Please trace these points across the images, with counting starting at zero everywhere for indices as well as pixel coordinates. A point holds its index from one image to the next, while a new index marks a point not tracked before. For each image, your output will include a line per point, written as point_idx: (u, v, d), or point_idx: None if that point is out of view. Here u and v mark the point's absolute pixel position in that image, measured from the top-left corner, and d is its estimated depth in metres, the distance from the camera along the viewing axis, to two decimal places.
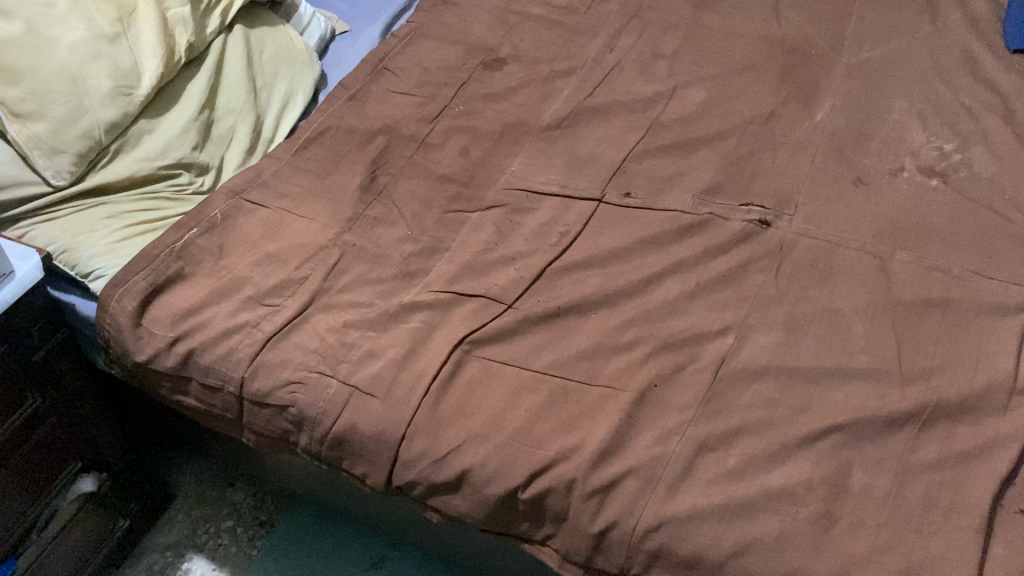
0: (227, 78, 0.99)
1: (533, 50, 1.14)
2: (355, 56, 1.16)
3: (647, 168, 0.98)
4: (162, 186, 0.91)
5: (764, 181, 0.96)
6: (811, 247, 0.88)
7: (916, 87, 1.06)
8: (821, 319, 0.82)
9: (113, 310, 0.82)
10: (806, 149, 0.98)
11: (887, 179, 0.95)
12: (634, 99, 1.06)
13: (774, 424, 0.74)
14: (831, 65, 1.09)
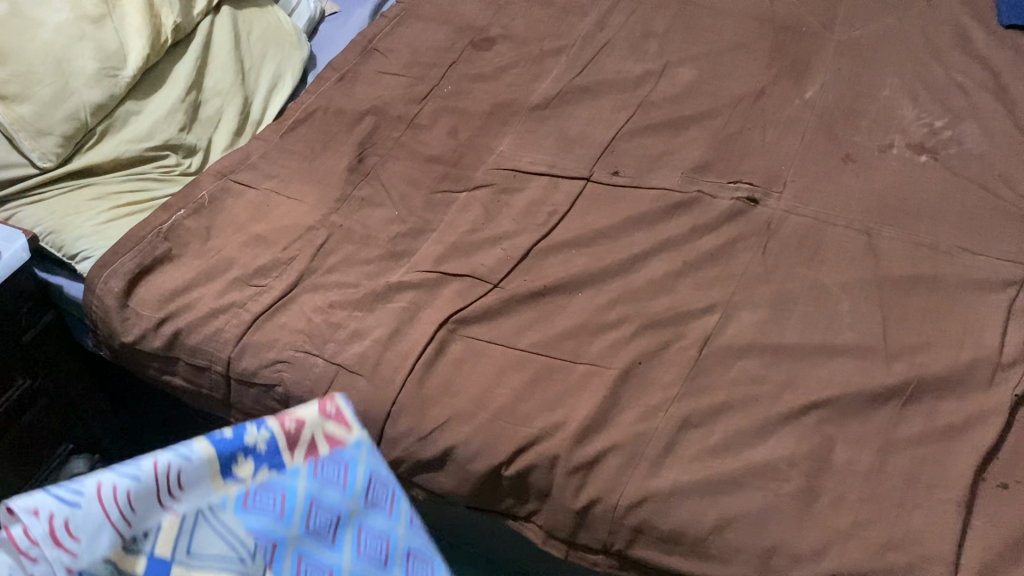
0: (215, 59, 0.99)
1: (523, 29, 1.13)
2: (345, 37, 1.15)
3: (636, 147, 0.98)
4: (149, 167, 0.91)
5: (754, 159, 0.95)
6: (799, 224, 0.88)
7: (908, 64, 1.05)
8: (808, 297, 0.82)
9: (100, 291, 0.82)
10: (795, 127, 0.98)
11: (877, 155, 0.94)
12: (624, 77, 1.05)
13: (759, 401, 0.74)
14: (823, 43, 1.08)
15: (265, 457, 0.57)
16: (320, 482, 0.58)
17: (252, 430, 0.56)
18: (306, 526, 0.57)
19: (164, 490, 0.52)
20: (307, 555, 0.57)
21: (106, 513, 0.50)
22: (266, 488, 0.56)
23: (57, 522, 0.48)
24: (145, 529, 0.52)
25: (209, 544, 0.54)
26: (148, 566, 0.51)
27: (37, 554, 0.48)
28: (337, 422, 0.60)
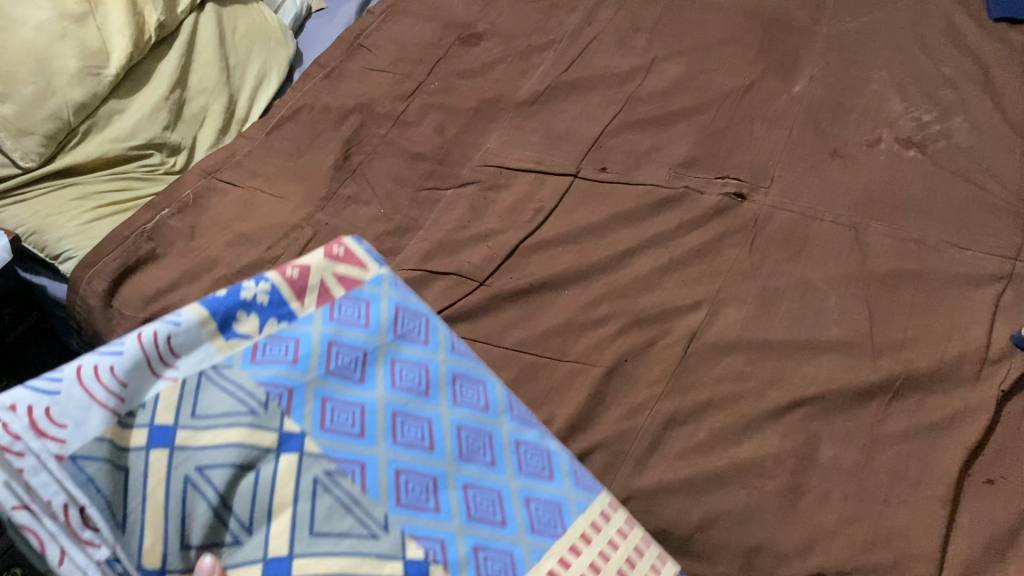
0: (200, 57, 0.98)
1: (510, 24, 1.12)
2: (331, 33, 1.15)
3: (623, 143, 0.97)
4: (133, 166, 0.90)
5: (741, 154, 0.95)
6: (785, 220, 0.88)
7: (897, 58, 1.05)
8: (795, 293, 0.81)
9: (84, 292, 0.81)
10: (783, 122, 0.97)
11: (864, 150, 0.94)
12: (611, 72, 1.05)
13: (744, 398, 0.74)
14: (811, 37, 1.08)
15: (270, 310, 0.65)
16: (336, 324, 0.67)
17: (250, 287, 0.64)
18: (327, 367, 0.64)
19: (152, 358, 0.56)
20: (335, 393, 0.63)
21: (90, 394, 0.52)
22: (279, 338, 0.64)
23: (37, 412, 0.51)
24: (139, 402, 0.55)
25: (214, 399, 0.57)
26: (151, 433, 0.54)
27: (21, 448, 0.49)
28: (348, 263, 0.71)
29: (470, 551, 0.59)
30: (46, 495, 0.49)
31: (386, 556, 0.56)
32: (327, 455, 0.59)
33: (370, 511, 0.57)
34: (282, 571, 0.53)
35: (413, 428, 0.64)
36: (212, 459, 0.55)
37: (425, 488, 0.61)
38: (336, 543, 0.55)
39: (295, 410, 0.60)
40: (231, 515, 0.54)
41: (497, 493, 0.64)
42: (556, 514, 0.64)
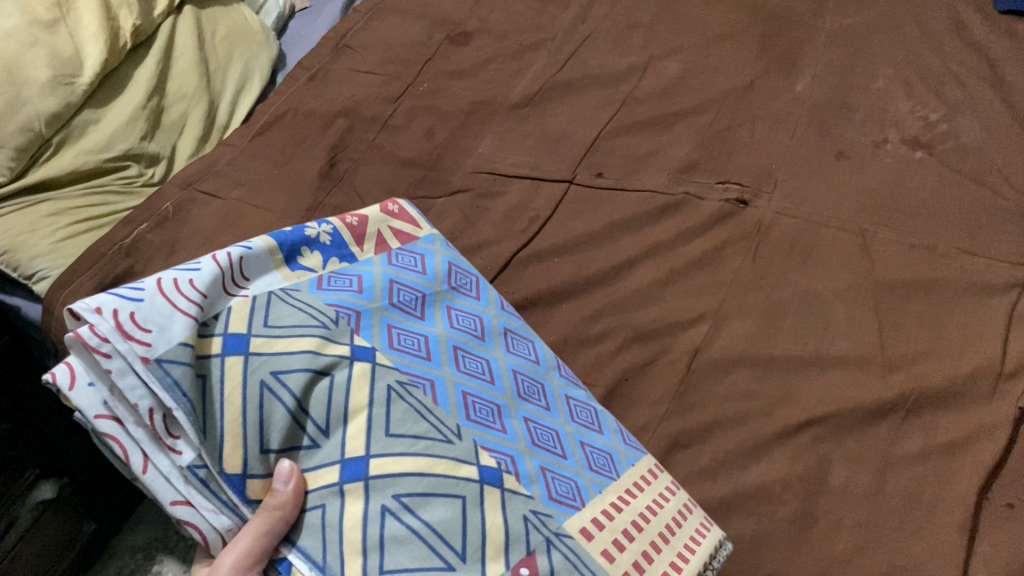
0: (178, 61, 0.94)
1: (502, 21, 1.08)
2: (316, 33, 1.10)
3: (620, 146, 0.94)
4: (110, 179, 0.86)
5: (743, 157, 0.91)
6: (790, 227, 0.84)
7: (902, 54, 1.01)
8: (801, 304, 0.78)
9: (59, 313, 0.77)
10: (785, 123, 0.94)
11: (870, 151, 0.91)
12: (607, 72, 1.01)
13: (751, 417, 0.71)
14: (813, 32, 1.05)
15: (331, 250, 0.71)
16: (396, 269, 0.71)
17: (314, 228, 0.70)
18: (390, 300, 0.67)
19: (226, 278, 0.62)
20: (399, 322, 0.66)
21: (172, 303, 0.57)
22: (342, 275, 0.68)
23: (123, 316, 0.54)
24: (217, 313, 0.59)
25: (286, 315, 0.61)
26: (227, 343, 0.58)
27: (109, 349, 0.54)
28: (400, 220, 0.77)
29: (539, 471, 0.62)
30: (134, 399, 0.54)
31: (461, 460, 0.58)
32: (397, 369, 0.62)
33: (442, 420, 0.60)
34: (359, 472, 0.56)
35: (474, 363, 0.67)
36: (287, 366, 0.58)
37: (491, 412, 0.64)
38: (412, 445, 0.57)
39: (364, 330, 0.64)
40: (307, 418, 0.57)
41: (555, 431, 0.66)
42: (610, 459, 0.65)
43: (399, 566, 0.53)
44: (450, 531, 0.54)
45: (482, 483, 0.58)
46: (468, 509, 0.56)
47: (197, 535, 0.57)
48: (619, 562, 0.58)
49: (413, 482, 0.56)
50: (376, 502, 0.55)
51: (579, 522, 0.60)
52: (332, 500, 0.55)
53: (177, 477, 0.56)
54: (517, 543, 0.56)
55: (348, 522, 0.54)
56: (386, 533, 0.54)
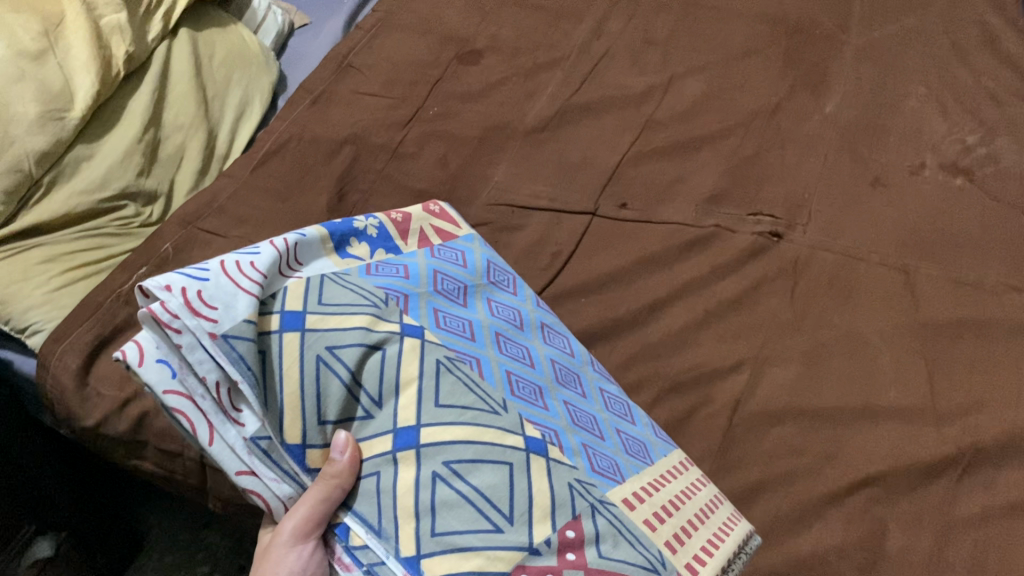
0: (175, 89, 0.88)
1: (513, 38, 1.03)
2: (317, 52, 1.04)
3: (644, 174, 0.89)
4: (106, 220, 0.81)
5: (774, 185, 0.87)
6: (827, 262, 0.80)
7: (933, 70, 0.97)
8: (845, 349, 0.74)
9: (55, 368, 0.72)
10: (816, 147, 0.90)
11: (908, 178, 0.86)
12: (626, 93, 0.96)
13: (800, 477, 0.67)
14: (839, 47, 1.00)
15: (378, 242, 0.66)
16: (439, 259, 0.66)
17: (360, 220, 0.65)
18: (434, 286, 0.63)
19: (283, 261, 0.57)
20: (444, 306, 0.62)
21: (236, 283, 0.53)
22: (388, 264, 0.63)
23: (191, 293, 0.50)
24: (274, 292, 0.55)
25: (339, 294, 0.57)
26: (284, 318, 0.54)
27: (180, 325, 0.50)
28: (443, 218, 0.72)
29: (582, 446, 0.58)
30: (202, 372, 0.50)
31: (506, 429, 0.54)
32: (445, 346, 0.58)
33: (488, 393, 0.56)
34: (411, 440, 0.52)
35: (516, 348, 0.64)
36: (341, 340, 0.54)
37: (534, 391, 0.60)
38: (460, 415, 0.53)
39: (412, 311, 0.60)
40: (360, 390, 0.54)
41: (593, 416, 0.62)
42: (644, 446, 0.62)
43: (448, 530, 0.50)
44: (498, 495, 0.51)
45: (528, 452, 0.54)
46: (514, 475, 0.52)
47: (260, 504, 0.54)
48: (661, 533, 0.55)
49: (461, 449, 0.52)
50: (427, 468, 0.51)
51: (622, 492, 0.56)
52: (387, 467, 0.52)
53: (244, 450, 0.52)
54: (563, 508, 0.52)
55: (402, 489, 0.51)
56: (437, 498, 0.50)
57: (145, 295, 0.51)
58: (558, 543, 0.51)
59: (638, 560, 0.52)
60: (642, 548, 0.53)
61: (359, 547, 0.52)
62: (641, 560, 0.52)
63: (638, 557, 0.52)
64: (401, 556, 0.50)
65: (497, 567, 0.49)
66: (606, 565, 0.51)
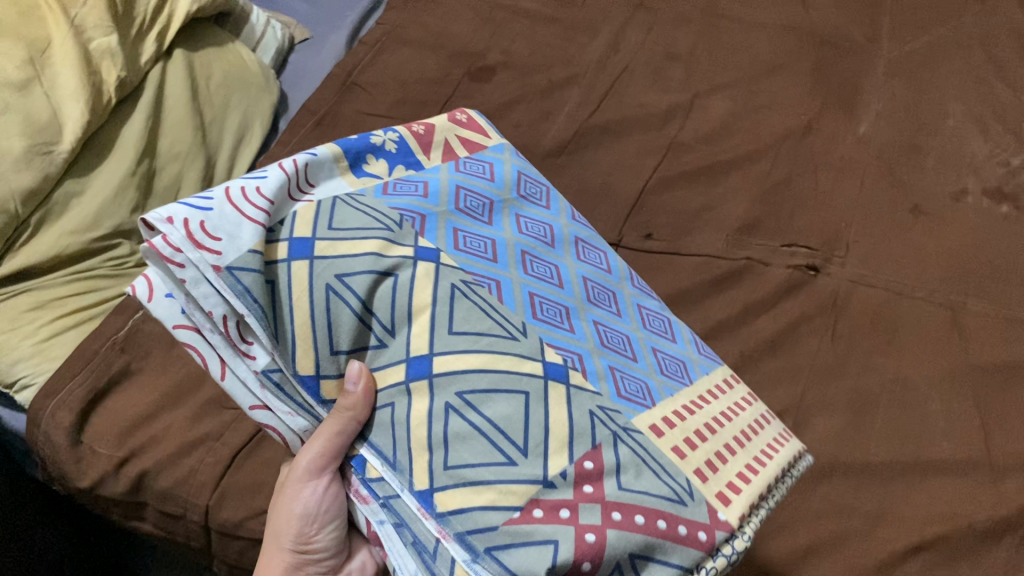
0: (170, 114, 0.83)
1: (527, 52, 0.98)
2: (322, 68, 0.99)
3: (670, 201, 0.84)
4: (98, 261, 0.75)
5: (809, 214, 0.82)
6: (869, 298, 0.75)
7: (971, 85, 0.92)
8: (892, 395, 0.69)
9: (46, 427, 0.67)
10: (852, 172, 0.85)
11: (950, 205, 0.81)
12: (648, 113, 0.91)
13: (850, 540, 0.62)
14: (871, 61, 0.95)
15: (397, 158, 0.60)
16: (463, 174, 0.60)
17: (377, 135, 0.60)
18: (456, 204, 0.57)
19: (292, 183, 0.52)
20: (465, 227, 0.56)
21: (240, 211, 0.48)
22: (408, 181, 0.58)
23: (193, 226, 0.46)
24: (282, 218, 0.50)
25: (351, 215, 0.52)
26: (292, 247, 0.49)
27: (183, 259, 0.46)
28: (470, 129, 0.66)
29: (608, 369, 0.53)
30: (208, 307, 0.47)
31: (524, 355, 0.49)
32: (462, 270, 0.53)
33: (507, 318, 0.51)
34: (423, 370, 0.48)
35: (543, 268, 0.58)
36: (352, 267, 0.49)
37: (559, 312, 0.55)
38: (474, 341, 0.49)
39: (428, 233, 0.54)
40: (372, 317, 0.49)
41: (626, 335, 0.58)
42: (683, 366, 0.59)
43: (461, 463, 0.46)
44: (513, 426, 0.46)
45: (546, 379, 0.49)
46: (530, 405, 0.47)
47: (277, 434, 0.55)
48: (690, 461, 0.50)
49: (475, 379, 0.47)
50: (439, 399, 0.47)
51: (649, 419, 0.52)
52: (401, 399, 0.49)
53: (256, 382, 0.51)
54: (583, 438, 0.47)
55: (415, 420, 0.48)
56: (449, 431, 0.47)
57: (147, 229, 0.47)
58: (576, 475, 0.46)
59: (663, 491, 0.47)
60: (667, 477, 0.48)
61: (375, 479, 0.51)
62: (667, 491, 0.47)
63: (664, 489, 0.47)
64: (415, 490, 0.47)
65: (509, 501, 0.44)
66: (627, 497, 0.46)
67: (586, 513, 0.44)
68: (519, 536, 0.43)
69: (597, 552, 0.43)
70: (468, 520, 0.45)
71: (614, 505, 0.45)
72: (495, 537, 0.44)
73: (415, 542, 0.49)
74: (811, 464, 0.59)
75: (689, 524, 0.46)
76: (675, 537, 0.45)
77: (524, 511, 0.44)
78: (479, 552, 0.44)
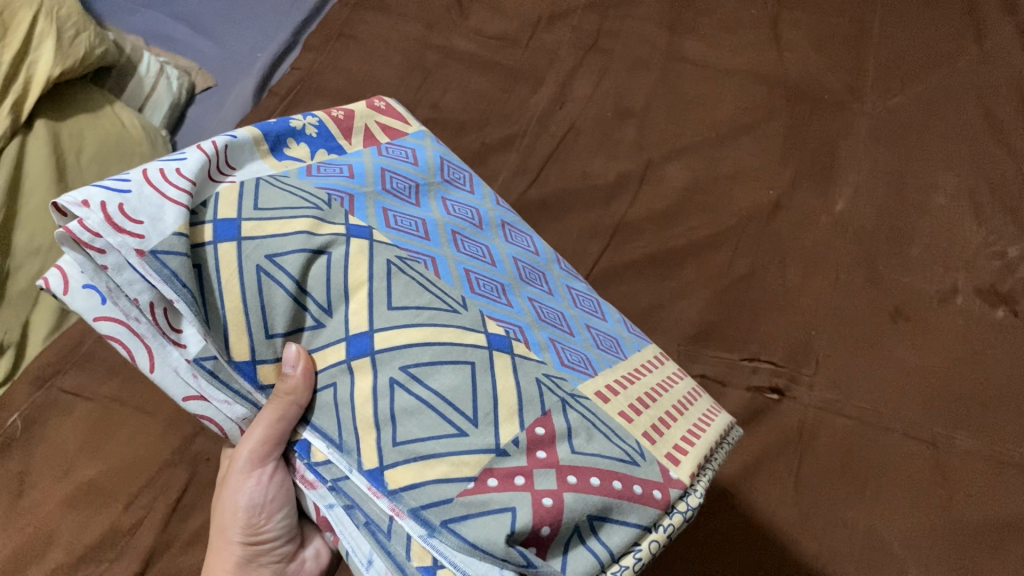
0: (29, 201, 0.71)
1: (458, 107, 0.86)
2: (220, 128, 0.87)
3: (614, 299, 0.73)
4: None
5: (773, 320, 0.70)
6: (839, 431, 0.64)
7: (965, 150, 0.80)
8: (861, 564, 0.59)
9: None
10: (824, 264, 0.73)
11: (935, 309, 0.70)
12: (593, 187, 0.79)
13: None
14: (852, 119, 0.83)
15: (318, 143, 0.54)
16: (387, 158, 0.55)
17: (296, 118, 0.53)
18: (383, 185, 0.52)
19: (212, 166, 0.46)
20: (394, 207, 0.51)
21: (160, 193, 0.41)
22: (330, 163, 0.52)
23: (112, 209, 0.39)
24: (206, 200, 0.44)
25: (277, 195, 0.46)
26: (217, 227, 0.43)
27: (103, 245, 0.38)
28: (389, 114, 0.60)
29: (550, 341, 0.49)
30: (132, 294, 0.39)
31: (467, 326, 0.44)
32: (397, 246, 0.47)
33: (446, 292, 0.46)
34: (365, 347, 0.42)
35: (474, 247, 0.53)
36: (283, 246, 0.43)
37: (496, 288, 0.50)
38: (416, 315, 0.43)
39: (359, 212, 0.48)
40: (306, 296, 0.43)
41: (561, 312, 0.53)
42: (616, 341, 0.54)
43: (411, 438, 0.40)
44: (461, 396, 0.41)
45: (492, 349, 0.44)
46: (477, 375, 0.42)
47: (212, 427, 0.48)
48: (639, 425, 0.46)
49: (418, 352, 0.42)
50: (383, 375, 0.42)
51: (594, 385, 0.47)
52: (343, 377, 0.43)
53: (189, 371, 0.43)
54: (532, 404, 0.42)
55: (359, 398, 0.42)
56: (397, 406, 0.41)
57: (59, 215, 0.39)
58: (528, 441, 0.41)
59: (615, 453, 0.42)
60: (617, 440, 0.44)
61: (322, 463, 0.45)
62: (618, 453, 0.42)
63: (615, 451, 0.42)
64: (363, 469, 0.41)
65: (462, 473, 0.39)
66: (581, 460, 0.41)
67: (542, 479, 0.39)
68: (475, 506, 0.38)
69: (556, 515, 0.38)
70: (421, 494, 0.39)
71: (570, 468, 0.40)
72: (450, 509, 0.38)
73: (369, 524, 0.42)
74: (742, 436, 0.54)
75: (644, 483, 0.42)
76: (632, 497, 0.41)
77: (479, 480, 0.39)
78: (435, 526, 0.38)
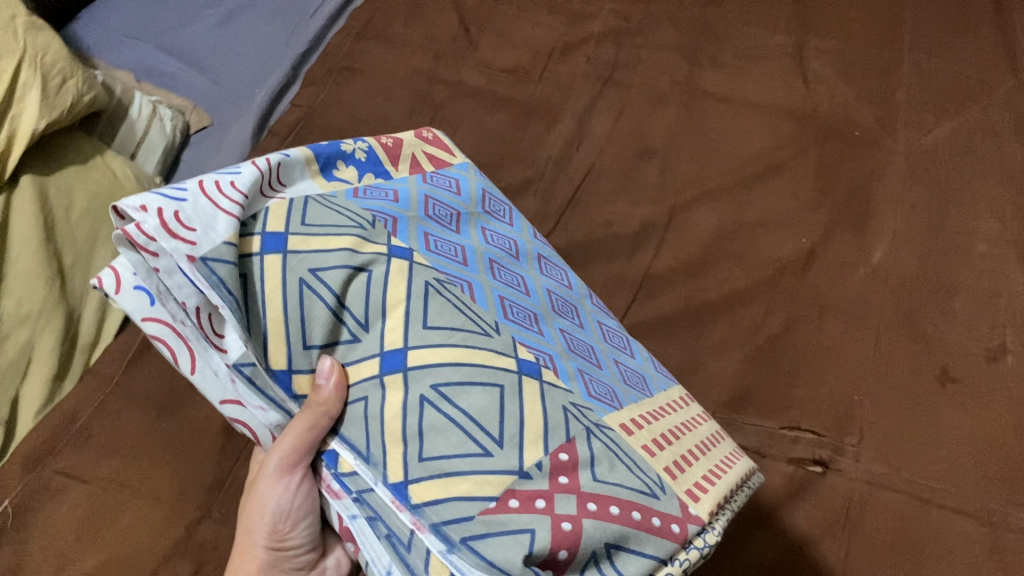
0: (16, 264, 0.68)
1: (471, 147, 0.81)
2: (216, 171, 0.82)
3: None
4: None
5: (812, 383, 0.66)
6: (888, 507, 0.60)
7: (1006, 191, 0.75)
8: None
9: None
10: (864, 321, 0.69)
11: (984, 369, 0.66)
12: (616, 236, 0.75)
13: None
14: (885, 158, 0.78)
15: (367, 167, 0.51)
16: (430, 186, 0.52)
17: (346, 141, 0.51)
18: (426, 211, 0.50)
19: (265, 182, 0.44)
20: (436, 232, 0.49)
21: (214, 203, 0.40)
22: (377, 187, 0.50)
23: (168, 214, 0.39)
24: (255, 213, 0.43)
25: (324, 213, 0.45)
26: (266, 240, 0.42)
27: (157, 249, 0.38)
28: (436, 144, 0.57)
29: (578, 371, 0.46)
30: (180, 298, 0.39)
31: (498, 350, 0.43)
32: (437, 269, 0.46)
33: (480, 315, 0.45)
34: (399, 363, 0.41)
35: (509, 275, 0.51)
36: (327, 261, 0.42)
37: (529, 316, 0.48)
38: (449, 335, 0.42)
39: (402, 234, 0.47)
40: (345, 311, 0.42)
41: (590, 346, 0.51)
42: (643, 379, 0.52)
43: (437, 454, 0.39)
44: (488, 416, 0.40)
45: (521, 373, 0.42)
46: (506, 399, 0.41)
47: (246, 432, 0.47)
48: (661, 459, 0.44)
49: (449, 371, 0.41)
50: (414, 392, 0.40)
51: (619, 417, 0.45)
52: (375, 392, 0.42)
53: (229, 377, 0.43)
54: (557, 430, 0.41)
55: (389, 413, 0.41)
56: (425, 423, 0.40)
57: (117, 216, 0.39)
58: (551, 467, 0.39)
59: (636, 484, 0.40)
60: (638, 472, 0.42)
61: (348, 474, 0.44)
62: (639, 484, 0.41)
63: (636, 482, 0.41)
64: (388, 482, 0.40)
65: (485, 492, 0.38)
66: (603, 489, 0.39)
67: (562, 503, 0.38)
68: (496, 525, 0.37)
69: (575, 541, 0.37)
70: (444, 510, 0.38)
71: (590, 496, 0.39)
72: (472, 527, 0.37)
73: (390, 535, 0.41)
74: (761, 481, 0.52)
75: (663, 516, 0.40)
76: (650, 529, 0.39)
77: (500, 500, 0.38)
78: (455, 542, 0.37)
